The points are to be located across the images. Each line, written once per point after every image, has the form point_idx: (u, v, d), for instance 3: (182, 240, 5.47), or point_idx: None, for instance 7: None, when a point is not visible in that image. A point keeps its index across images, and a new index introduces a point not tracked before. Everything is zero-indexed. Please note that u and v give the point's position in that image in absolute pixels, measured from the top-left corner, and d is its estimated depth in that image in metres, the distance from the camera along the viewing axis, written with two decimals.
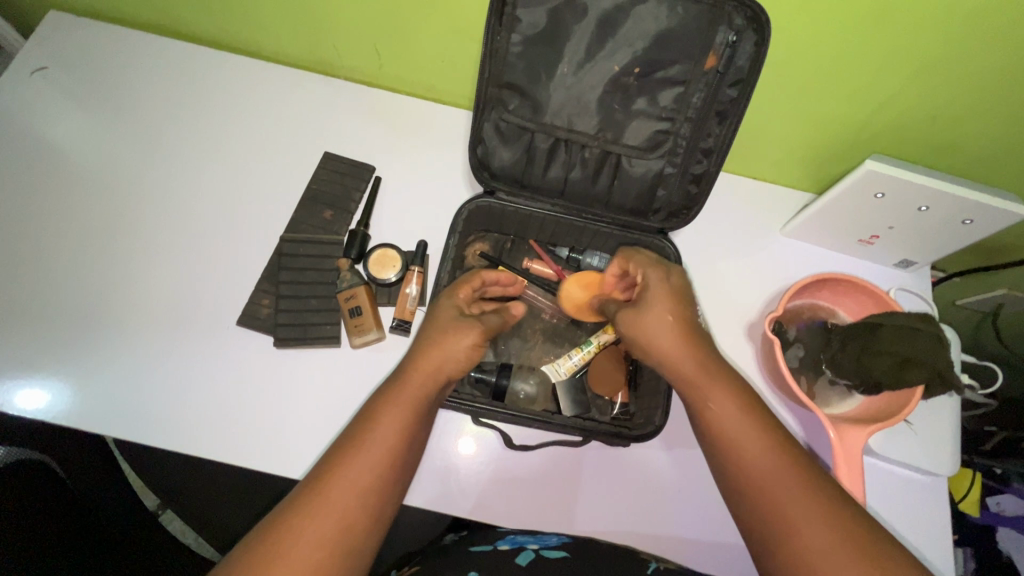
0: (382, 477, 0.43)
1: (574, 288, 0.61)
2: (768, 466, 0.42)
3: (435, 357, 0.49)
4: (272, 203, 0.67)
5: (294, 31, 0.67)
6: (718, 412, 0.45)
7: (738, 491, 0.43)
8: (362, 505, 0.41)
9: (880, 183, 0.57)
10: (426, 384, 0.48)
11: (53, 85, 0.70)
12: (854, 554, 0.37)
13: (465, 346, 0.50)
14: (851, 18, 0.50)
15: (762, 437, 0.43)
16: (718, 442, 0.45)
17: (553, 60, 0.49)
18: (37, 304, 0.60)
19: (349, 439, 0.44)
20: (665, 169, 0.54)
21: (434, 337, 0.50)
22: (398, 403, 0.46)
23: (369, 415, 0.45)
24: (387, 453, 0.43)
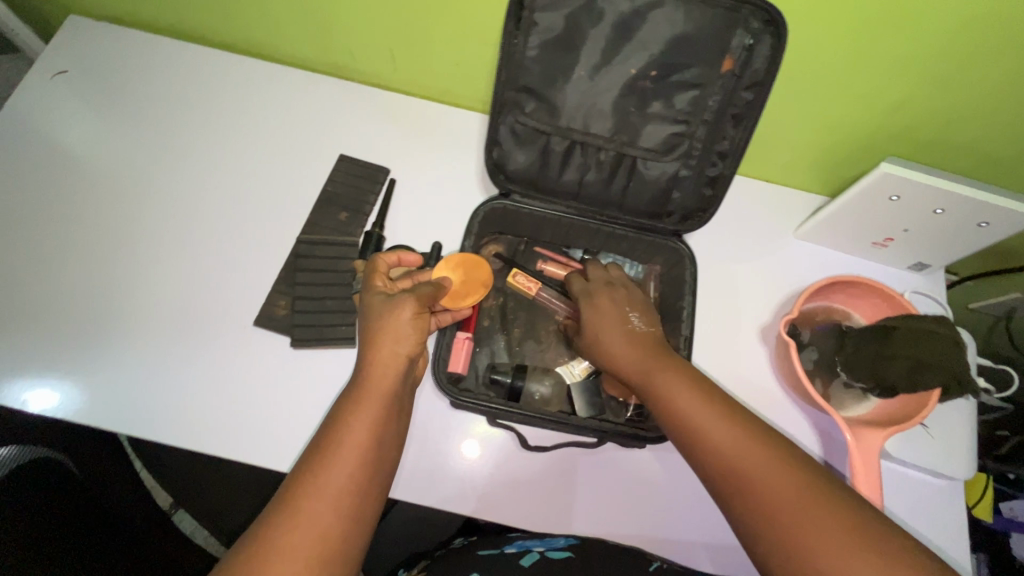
0: (357, 483, 0.42)
1: (445, 272, 0.57)
2: (727, 434, 0.43)
3: (386, 350, 0.48)
4: (287, 205, 0.67)
5: (311, 35, 0.68)
6: (668, 392, 0.46)
7: (702, 471, 0.43)
8: (338, 513, 0.41)
9: (896, 185, 0.57)
10: (389, 377, 0.47)
11: (73, 87, 0.71)
12: (825, 512, 0.38)
13: (408, 319, 0.49)
14: (868, 21, 0.50)
15: (714, 412, 0.44)
16: (678, 426, 0.45)
17: (570, 63, 0.50)
18: (59, 303, 0.62)
19: (318, 452, 0.43)
20: (680, 172, 0.54)
21: (380, 327, 0.49)
22: (366, 406, 0.45)
23: (337, 424, 0.44)
24: (358, 457, 0.43)
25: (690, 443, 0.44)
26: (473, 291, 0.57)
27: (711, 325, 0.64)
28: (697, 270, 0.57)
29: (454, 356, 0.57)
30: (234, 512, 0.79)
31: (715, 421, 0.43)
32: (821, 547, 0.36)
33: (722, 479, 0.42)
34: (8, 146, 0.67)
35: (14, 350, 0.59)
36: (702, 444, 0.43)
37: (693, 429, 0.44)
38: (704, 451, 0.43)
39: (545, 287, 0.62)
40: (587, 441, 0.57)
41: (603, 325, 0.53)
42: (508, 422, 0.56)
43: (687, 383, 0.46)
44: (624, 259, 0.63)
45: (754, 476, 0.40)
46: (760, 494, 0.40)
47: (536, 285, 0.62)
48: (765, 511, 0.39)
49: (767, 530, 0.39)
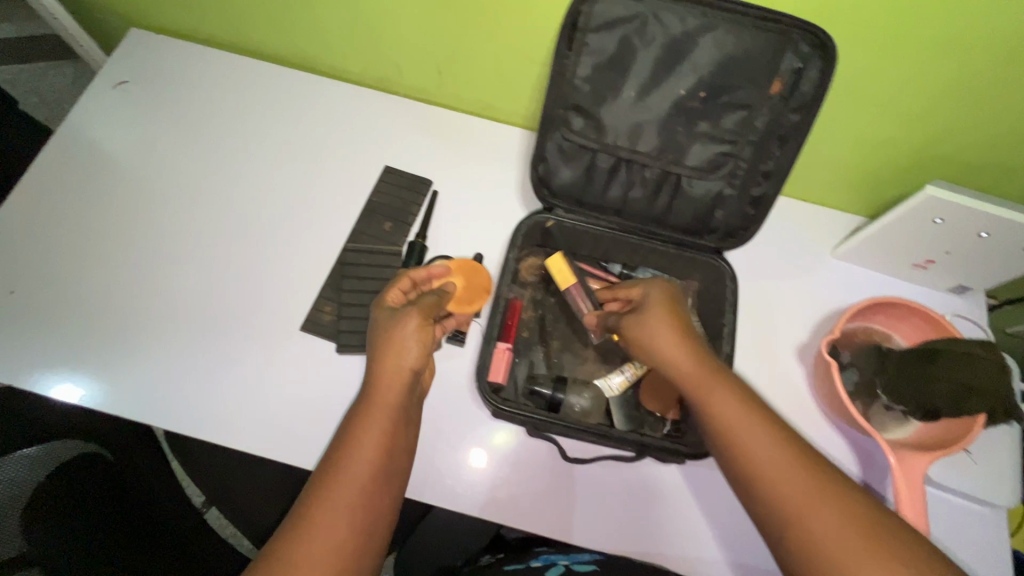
0: (369, 497, 0.44)
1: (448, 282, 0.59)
2: (777, 457, 0.42)
3: (390, 365, 0.49)
4: (333, 214, 0.69)
5: (361, 50, 0.71)
6: (721, 405, 0.46)
7: (745, 486, 0.43)
8: (351, 523, 0.43)
9: (940, 208, 0.57)
10: (397, 392, 0.49)
11: (133, 96, 0.74)
12: (866, 544, 0.38)
13: (412, 330, 0.50)
14: (915, 48, 0.51)
15: (763, 431, 0.44)
16: (724, 439, 0.45)
17: (619, 84, 0.51)
18: (117, 304, 0.64)
19: (329, 469, 0.45)
20: (724, 191, 0.55)
21: (384, 343, 0.50)
22: (373, 422, 0.47)
23: (348, 438, 0.46)
24: (369, 469, 0.45)
25: (732, 456, 0.44)
26: (475, 296, 0.59)
27: (749, 342, 0.64)
28: (737, 288, 0.58)
29: (494, 366, 0.58)
30: (267, 513, 0.80)
31: (764, 439, 0.43)
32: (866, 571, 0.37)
33: (764, 497, 0.42)
34: (72, 152, 0.71)
35: (74, 348, 0.62)
36: (750, 461, 0.43)
37: (740, 446, 0.44)
38: (746, 466, 0.43)
39: (576, 284, 0.61)
40: (626, 455, 0.57)
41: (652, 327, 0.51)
42: (548, 433, 0.57)
43: (740, 400, 0.46)
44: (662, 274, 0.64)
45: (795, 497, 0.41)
46: (809, 516, 0.40)
47: (571, 281, 0.61)
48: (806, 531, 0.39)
49: (804, 551, 0.39)
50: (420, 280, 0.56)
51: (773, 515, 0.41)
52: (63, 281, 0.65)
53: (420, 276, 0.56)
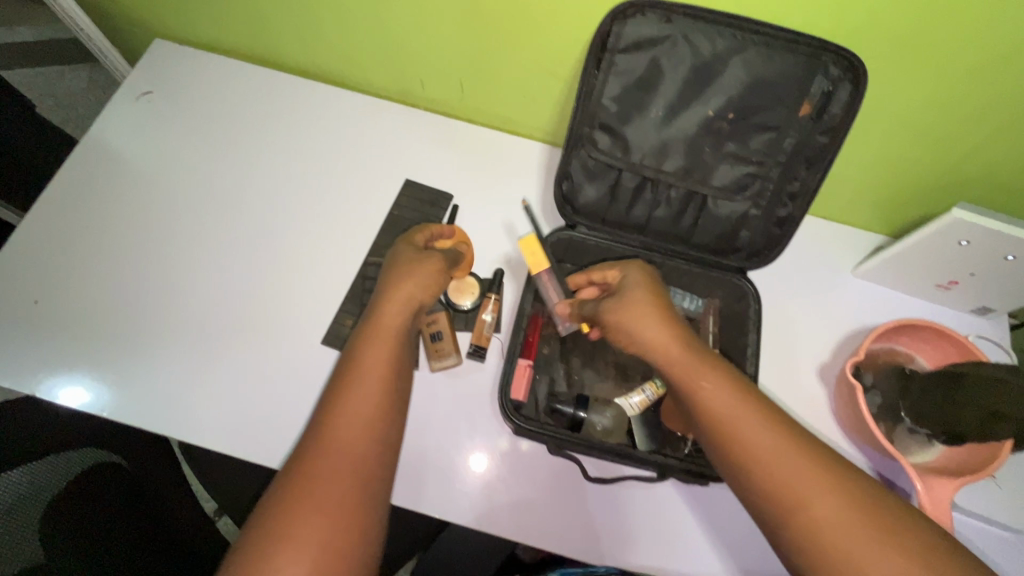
0: (374, 419, 0.45)
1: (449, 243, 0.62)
2: (769, 441, 0.42)
3: (404, 293, 0.53)
4: (354, 226, 0.70)
5: (384, 64, 0.71)
6: (711, 392, 0.45)
7: (737, 473, 0.43)
8: (369, 427, 0.45)
9: (966, 231, 0.57)
10: (403, 320, 0.52)
11: (156, 107, 0.74)
12: (860, 525, 0.38)
13: (434, 268, 0.55)
14: (944, 72, 0.51)
15: (754, 415, 0.44)
16: (715, 425, 0.44)
17: (647, 103, 0.51)
18: (140, 314, 0.64)
19: (332, 401, 0.46)
20: (750, 211, 0.55)
21: (405, 273, 0.54)
22: (371, 351, 0.49)
23: (354, 359, 0.48)
24: (380, 380, 0.47)
25: (726, 443, 0.44)
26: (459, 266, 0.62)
27: (769, 361, 0.64)
28: (761, 308, 0.57)
29: (515, 383, 0.58)
30: None
31: (756, 425, 0.43)
32: (860, 549, 0.37)
33: (762, 485, 0.41)
34: (97, 162, 0.71)
35: (96, 356, 0.62)
36: (741, 446, 0.43)
37: (731, 432, 0.43)
38: (741, 452, 0.43)
39: (547, 269, 0.60)
40: (647, 475, 0.57)
41: (638, 313, 0.50)
42: (569, 452, 0.57)
43: (729, 384, 0.45)
44: (684, 292, 0.63)
45: (791, 481, 0.40)
46: (805, 500, 0.39)
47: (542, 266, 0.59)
48: (805, 516, 0.39)
49: (801, 536, 0.39)
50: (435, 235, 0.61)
51: (766, 499, 0.41)
52: (85, 290, 0.65)
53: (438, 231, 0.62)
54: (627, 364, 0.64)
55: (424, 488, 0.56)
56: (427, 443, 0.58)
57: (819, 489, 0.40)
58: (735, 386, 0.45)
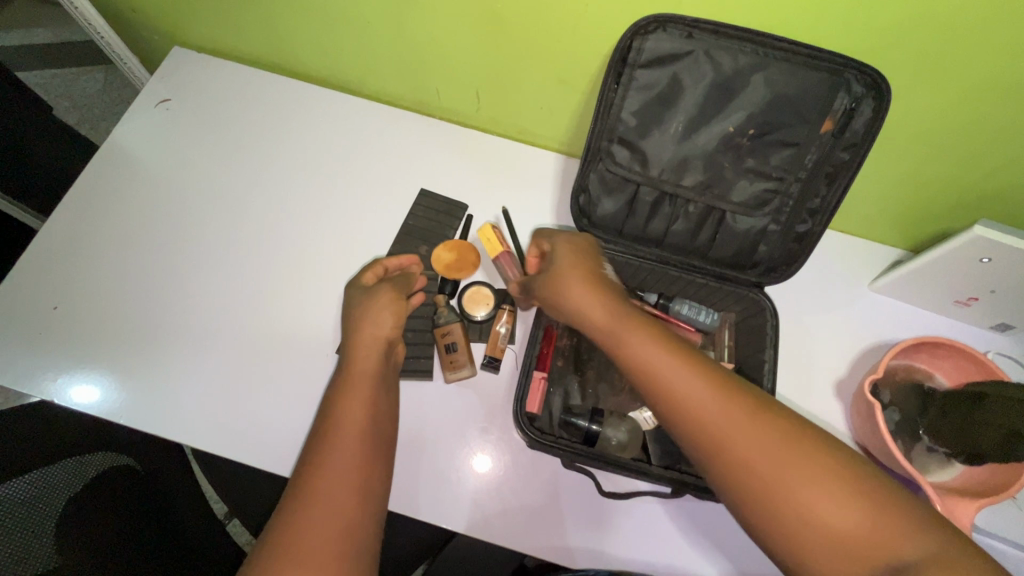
0: (364, 453, 0.46)
1: (441, 251, 0.66)
2: (695, 388, 0.41)
3: (367, 333, 0.55)
4: (369, 235, 0.70)
5: (401, 73, 0.71)
6: (636, 347, 0.45)
7: (672, 426, 0.42)
8: (357, 464, 0.45)
9: (987, 249, 0.56)
10: (373, 357, 0.54)
11: (175, 114, 0.75)
12: (795, 462, 0.37)
13: (388, 303, 0.57)
14: (969, 89, 0.50)
15: (679, 365, 0.43)
16: (643, 381, 0.44)
17: (667, 119, 0.51)
18: (157, 321, 0.65)
19: (321, 439, 0.47)
20: (768, 227, 0.55)
21: (362, 314, 0.57)
22: (352, 391, 0.51)
23: (334, 405, 0.50)
24: (363, 420, 0.49)
25: (653, 392, 0.43)
26: (465, 266, 0.66)
27: (784, 376, 0.64)
28: (778, 324, 0.57)
29: (530, 396, 0.58)
30: None
31: (683, 373, 0.42)
32: (791, 484, 0.36)
33: (690, 430, 0.40)
34: (115, 168, 0.72)
35: (114, 362, 0.63)
36: (671, 398, 0.42)
37: (660, 384, 0.42)
38: (667, 400, 0.42)
39: (505, 251, 0.65)
40: (662, 490, 0.57)
41: (568, 276, 0.51)
42: (583, 466, 0.57)
43: (654, 339, 0.45)
44: (700, 306, 0.62)
45: (716, 422, 0.40)
46: (740, 443, 0.38)
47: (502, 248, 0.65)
48: (734, 457, 0.38)
49: (732, 476, 0.38)
50: (394, 267, 0.64)
51: (695, 444, 0.40)
52: (103, 296, 0.66)
53: (393, 265, 0.64)
54: None
55: (440, 497, 0.57)
56: (445, 452, 0.59)
57: (744, 430, 0.39)
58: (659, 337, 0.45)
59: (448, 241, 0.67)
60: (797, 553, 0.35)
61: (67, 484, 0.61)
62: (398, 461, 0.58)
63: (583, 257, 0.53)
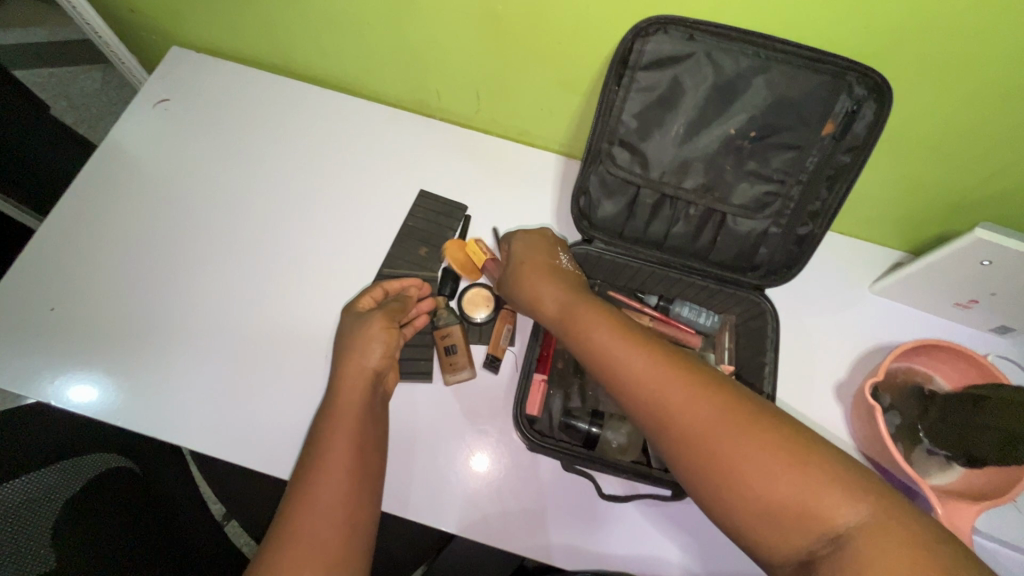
0: (350, 485, 0.47)
1: (450, 250, 0.65)
2: (640, 361, 0.43)
3: (354, 365, 0.55)
4: (367, 237, 0.69)
5: (401, 74, 0.71)
6: (590, 328, 0.47)
7: (623, 400, 0.43)
8: (343, 500, 0.46)
9: (988, 251, 0.56)
10: (360, 389, 0.54)
11: (172, 114, 0.74)
12: (730, 421, 0.38)
13: (379, 331, 0.57)
14: (972, 90, 0.50)
15: (627, 341, 0.45)
16: (595, 358, 0.46)
17: (667, 122, 0.51)
18: (154, 323, 0.65)
19: (307, 475, 0.48)
20: (769, 229, 0.54)
21: (352, 344, 0.56)
22: (338, 425, 0.51)
23: (322, 436, 0.50)
24: (350, 451, 0.49)
25: (604, 375, 0.45)
26: (473, 271, 0.66)
27: (784, 378, 0.64)
28: (779, 327, 0.56)
29: (530, 398, 0.58)
30: None
31: (629, 348, 0.44)
32: (729, 449, 0.37)
33: (637, 409, 0.42)
34: (112, 168, 0.72)
35: (112, 365, 0.62)
36: (618, 371, 0.44)
37: (608, 358, 0.45)
38: (616, 381, 0.44)
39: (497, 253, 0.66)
40: (663, 492, 0.57)
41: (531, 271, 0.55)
42: (582, 468, 0.57)
43: (606, 319, 0.47)
44: (699, 307, 0.63)
45: (659, 398, 0.41)
46: (679, 407, 0.40)
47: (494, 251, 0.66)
48: (676, 430, 0.39)
49: (677, 448, 0.39)
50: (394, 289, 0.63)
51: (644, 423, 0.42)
52: (101, 299, 0.65)
53: (394, 287, 0.63)
54: None
55: (440, 500, 0.57)
56: (445, 455, 0.58)
57: (686, 402, 0.40)
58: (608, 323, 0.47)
59: (457, 240, 0.66)
60: (742, 518, 0.36)
61: (65, 483, 0.61)
62: (397, 464, 0.58)
63: (544, 252, 0.57)
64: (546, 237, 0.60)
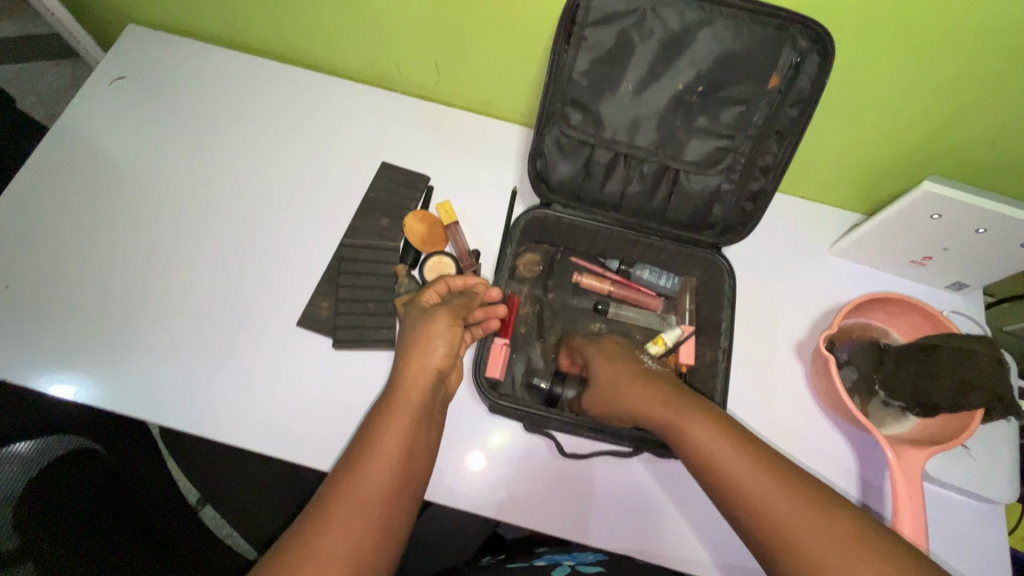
0: (393, 485, 0.45)
1: (413, 223, 0.67)
2: (760, 481, 0.42)
3: (416, 362, 0.52)
4: (330, 210, 0.69)
5: (359, 47, 0.71)
6: (698, 441, 0.45)
7: (735, 514, 0.42)
8: (382, 501, 0.44)
9: (937, 204, 0.57)
10: (421, 389, 0.51)
11: (129, 92, 0.73)
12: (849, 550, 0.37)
13: (442, 329, 0.53)
14: (911, 43, 0.51)
15: (744, 457, 0.43)
16: (705, 471, 0.44)
17: (618, 79, 0.51)
18: (114, 299, 0.64)
19: (354, 460, 0.46)
20: (722, 186, 0.55)
21: (414, 341, 0.53)
22: (391, 428, 0.48)
23: (374, 426, 0.48)
24: (400, 449, 0.47)
25: (722, 488, 0.43)
26: (437, 240, 0.67)
27: (745, 338, 0.64)
28: (735, 283, 0.58)
29: (491, 361, 0.58)
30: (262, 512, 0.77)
31: (746, 467, 0.43)
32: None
33: (762, 526, 0.40)
34: (69, 147, 0.71)
35: (76, 342, 0.62)
36: (734, 487, 0.42)
37: (723, 475, 0.43)
38: (733, 494, 0.42)
39: (457, 221, 0.67)
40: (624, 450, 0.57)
41: (614, 379, 0.53)
42: (547, 429, 0.57)
43: (717, 430, 0.45)
44: (660, 270, 0.64)
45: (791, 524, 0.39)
46: (801, 534, 0.38)
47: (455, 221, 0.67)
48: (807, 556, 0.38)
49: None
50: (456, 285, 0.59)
51: (770, 547, 0.40)
52: (64, 278, 0.64)
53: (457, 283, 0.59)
54: None
55: None
56: None
57: (812, 528, 0.38)
58: (721, 430, 0.45)
59: (419, 212, 0.67)
60: None
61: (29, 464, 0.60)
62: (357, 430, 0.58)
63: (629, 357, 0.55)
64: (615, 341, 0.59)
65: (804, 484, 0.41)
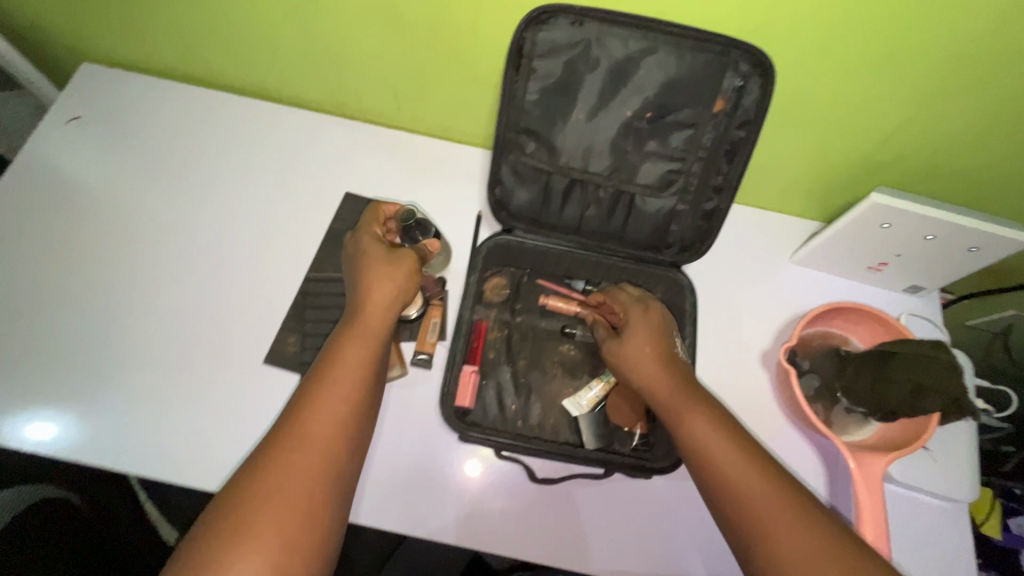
0: (326, 470, 0.43)
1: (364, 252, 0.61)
2: (749, 475, 0.45)
3: (375, 294, 0.52)
4: (294, 242, 0.69)
5: (317, 78, 0.71)
6: (696, 430, 0.48)
7: (718, 504, 0.45)
8: (315, 490, 0.42)
9: (886, 214, 0.59)
10: (372, 330, 0.51)
11: (86, 131, 0.73)
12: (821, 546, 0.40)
13: (407, 264, 0.55)
14: (846, 61, 0.53)
15: (735, 451, 0.46)
16: (697, 459, 0.47)
17: (567, 108, 0.52)
18: (71, 343, 0.62)
19: (281, 446, 0.43)
20: (677, 206, 0.56)
21: (378, 271, 0.54)
22: (304, 447, 0.43)
23: (309, 399, 0.46)
24: (332, 437, 0.44)
25: (710, 480, 0.46)
26: None
27: (711, 351, 0.65)
28: (696, 300, 0.59)
29: (461, 390, 0.58)
30: None
31: (740, 462, 0.45)
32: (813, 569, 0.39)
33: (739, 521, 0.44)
34: (25, 190, 0.69)
35: (32, 390, 0.60)
36: (721, 479, 0.45)
37: (714, 467, 0.46)
38: (723, 484, 0.45)
39: None
40: (596, 472, 0.57)
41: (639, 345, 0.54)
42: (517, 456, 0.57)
43: (713, 423, 0.48)
44: None
45: (767, 520, 0.42)
46: (773, 525, 0.42)
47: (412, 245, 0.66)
48: (778, 551, 0.41)
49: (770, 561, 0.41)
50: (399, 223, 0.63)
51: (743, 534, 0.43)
52: (16, 323, 0.63)
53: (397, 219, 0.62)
54: (575, 364, 0.64)
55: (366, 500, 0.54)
56: (370, 455, 0.56)
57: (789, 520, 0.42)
58: (722, 423, 0.48)
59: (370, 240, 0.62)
60: None
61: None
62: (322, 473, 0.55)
63: (659, 331, 0.55)
64: (658, 306, 0.58)
65: (779, 484, 0.44)
